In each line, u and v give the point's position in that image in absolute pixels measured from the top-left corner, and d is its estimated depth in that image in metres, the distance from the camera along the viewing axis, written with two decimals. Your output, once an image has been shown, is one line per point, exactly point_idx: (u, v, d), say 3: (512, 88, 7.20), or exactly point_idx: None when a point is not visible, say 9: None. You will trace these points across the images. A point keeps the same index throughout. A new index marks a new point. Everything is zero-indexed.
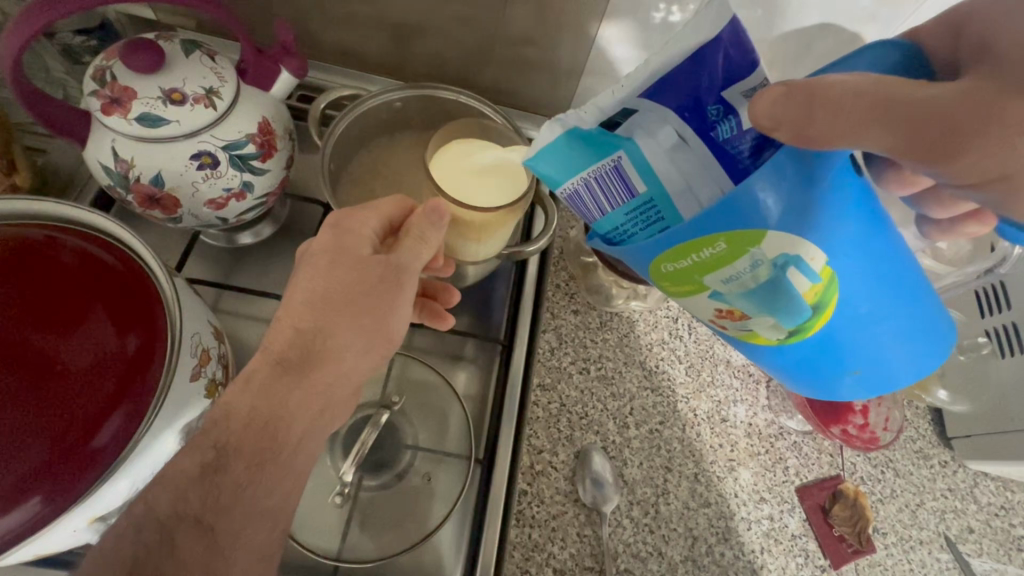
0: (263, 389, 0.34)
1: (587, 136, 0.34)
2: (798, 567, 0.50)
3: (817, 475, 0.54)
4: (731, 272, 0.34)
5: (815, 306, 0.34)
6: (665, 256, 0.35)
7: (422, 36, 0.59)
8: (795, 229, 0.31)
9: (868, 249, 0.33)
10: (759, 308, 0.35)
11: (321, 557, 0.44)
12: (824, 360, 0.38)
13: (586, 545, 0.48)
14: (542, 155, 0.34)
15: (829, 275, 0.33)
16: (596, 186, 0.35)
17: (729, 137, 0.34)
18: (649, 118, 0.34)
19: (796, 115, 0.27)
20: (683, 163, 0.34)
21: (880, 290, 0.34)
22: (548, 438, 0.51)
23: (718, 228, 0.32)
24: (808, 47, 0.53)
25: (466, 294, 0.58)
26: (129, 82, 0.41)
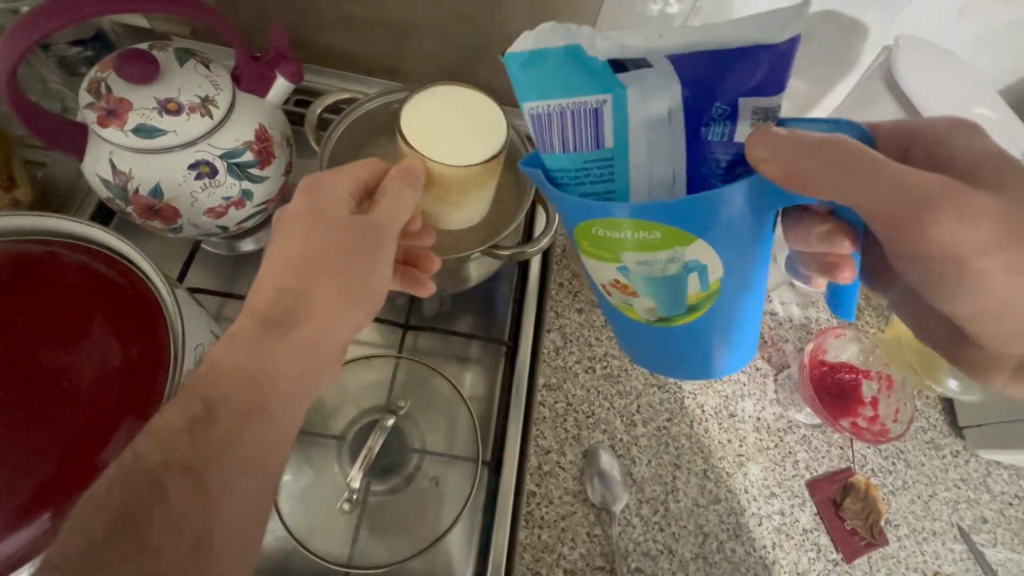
0: (251, 344, 0.33)
1: (585, 61, 0.31)
2: (810, 561, 0.50)
3: (828, 468, 0.53)
4: (650, 258, 0.35)
5: (691, 305, 0.39)
6: (604, 222, 0.34)
7: (418, 37, 0.58)
8: (721, 252, 0.35)
9: (752, 276, 0.39)
10: (652, 292, 0.37)
11: (331, 564, 0.44)
12: (663, 346, 0.44)
13: (596, 544, 0.48)
14: (526, 62, 0.31)
15: (715, 287, 0.38)
16: (571, 120, 0.33)
17: (716, 141, 0.34)
18: (654, 81, 0.32)
19: (793, 154, 0.29)
20: (654, 138, 0.34)
21: (742, 304, 0.41)
22: (557, 439, 0.51)
23: (670, 221, 0.33)
24: (810, 37, 0.52)
25: (469, 295, 0.58)
26: (124, 94, 0.41)
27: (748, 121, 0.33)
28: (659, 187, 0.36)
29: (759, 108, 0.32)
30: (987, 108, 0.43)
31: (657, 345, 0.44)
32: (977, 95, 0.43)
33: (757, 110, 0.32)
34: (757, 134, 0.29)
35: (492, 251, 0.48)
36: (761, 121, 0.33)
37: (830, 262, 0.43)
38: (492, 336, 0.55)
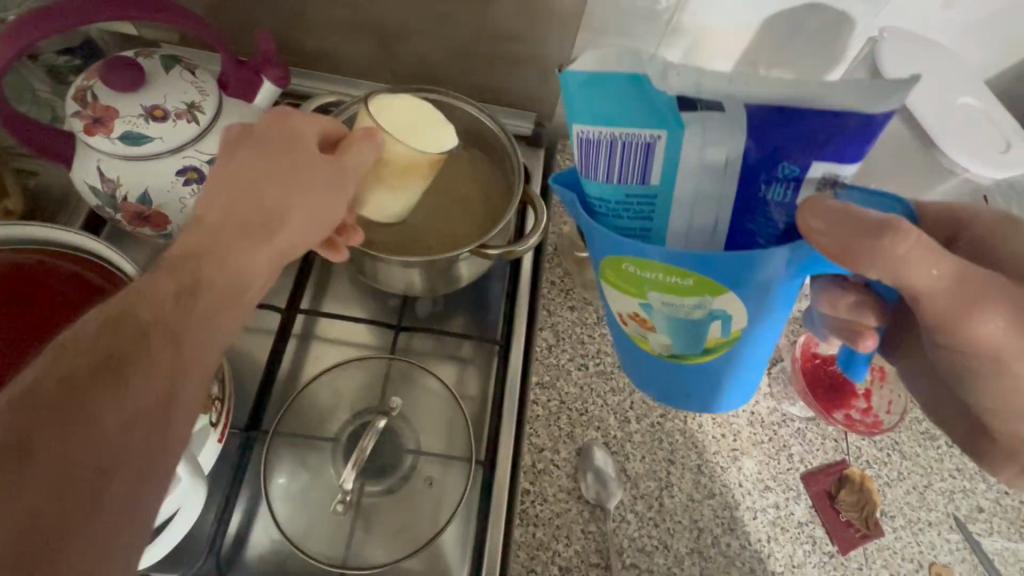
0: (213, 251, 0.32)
1: (649, 94, 0.31)
2: (806, 554, 0.49)
3: (822, 460, 0.53)
4: (677, 300, 0.36)
5: (708, 349, 0.40)
6: (637, 260, 0.35)
7: (405, 38, 0.58)
8: (748, 306, 0.36)
9: (770, 329, 0.39)
10: (671, 330, 0.39)
11: (326, 565, 0.44)
12: (669, 375, 0.44)
13: (591, 541, 0.47)
14: (587, 81, 0.31)
15: (736, 337, 0.39)
16: (619, 149, 0.32)
17: (776, 201, 0.33)
18: (720, 127, 0.31)
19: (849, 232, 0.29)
20: (704, 183, 0.33)
21: (755, 353, 0.41)
22: (550, 436, 0.51)
23: (703, 271, 0.34)
24: (797, 30, 0.53)
25: (461, 296, 0.58)
26: (110, 101, 0.41)
27: (813, 186, 0.32)
28: (698, 233, 0.36)
29: (829, 175, 0.32)
30: (971, 97, 0.42)
31: (666, 384, 0.45)
32: (962, 84, 0.42)
33: (826, 177, 0.32)
34: (811, 203, 0.30)
35: (480, 251, 0.47)
36: (827, 188, 0.32)
37: (856, 330, 0.37)
38: (484, 336, 0.56)
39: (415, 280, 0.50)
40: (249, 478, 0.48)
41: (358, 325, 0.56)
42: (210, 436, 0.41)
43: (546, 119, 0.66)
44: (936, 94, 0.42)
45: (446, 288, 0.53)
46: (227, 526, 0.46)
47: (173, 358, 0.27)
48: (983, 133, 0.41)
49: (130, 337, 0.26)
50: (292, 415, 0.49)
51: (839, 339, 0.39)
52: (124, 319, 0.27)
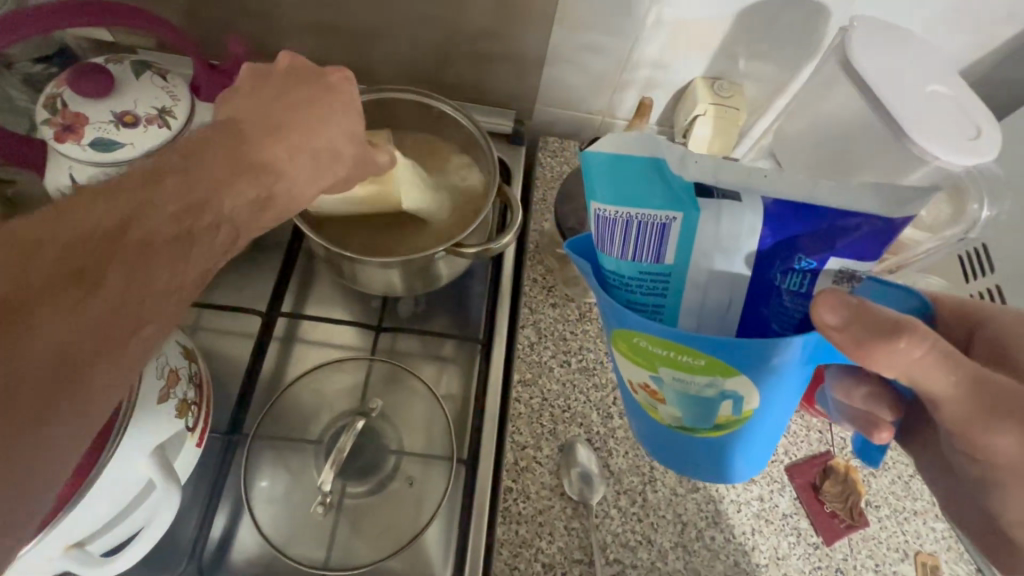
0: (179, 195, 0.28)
1: (669, 178, 0.30)
2: (790, 546, 0.49)
3: (806, 452, 0.53)
4: (689, 378, 0.34)
5: (719, 424, 0.37)
6: (649, 336, 0.32)
7: (382, 39, 0.58)
8: (761, 388, 0.33)
9: (783, 408, 0.37)
10: (681, 405, 0.36)
11: (308, 567, 0.44)
12: (674, 448, 0.42)
13: (574, 538, 0.47)
14: (606, 163, 0.30)
15: (749, 416, 0.36)
16: (635, 229, 0.31)
17: (793, 290, 0.31)
18: (734, 212, 0.30)
19: (865, 333, 0.28)
20: (720, 267, 0.31)
21: (766, 430, 0.39)
22: (532, 434, 0.51)
23: (713, 352, 0.31)
24: (772, 21, 0.53)
25: (443, 296, 0.58)
26: (80, 109, 0.41)
27: (831, 278, 0.30)
28: (711, 314, 0.33)
29: (845, 270, 0.30)
30: (942, 85, 0.42)
31: (672, 456, 0.43)
32: (932, 73, 0.42)
33: (842, 271, 0.30)
34: (826, 294, 0.28)
35: (456, 250, 0.47)
36: (844, 283, 0.31)
37: (876, 421, 0.38)
38: (466, 335, 0.56)
39: (394, 280, 0.50)
40: (231, 482, 0.49)
41: (340, 327, 0.56)
42: (187, 440, 0.41)
43: (526, 117, 0.67)
44: (906, 82, 0.42)
45: (428, 289, 0.53)
46: (209, 532, 0.46)
47: (201, 277, 0.28)
48: (955, 120, 0.41)
49: (205, 225, 0.28)
50: (275, 418, 0.49)
51: (854, 428, 0.39)
52: (204, 203, 0.28)
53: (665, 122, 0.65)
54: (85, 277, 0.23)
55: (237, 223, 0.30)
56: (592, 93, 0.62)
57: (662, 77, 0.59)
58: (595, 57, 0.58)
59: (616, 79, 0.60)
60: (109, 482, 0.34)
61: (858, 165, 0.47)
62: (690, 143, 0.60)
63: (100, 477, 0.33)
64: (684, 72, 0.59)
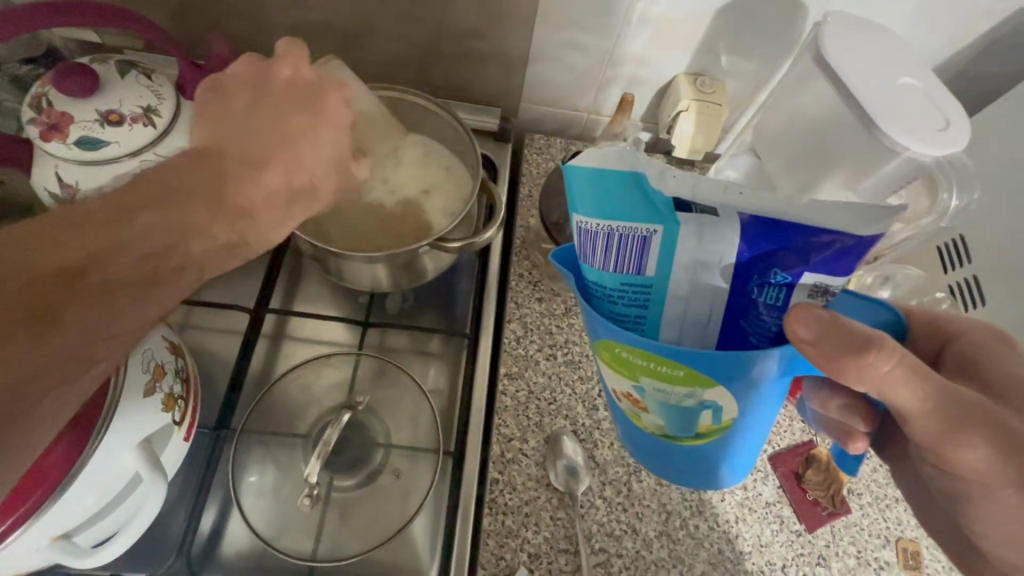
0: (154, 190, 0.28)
1: (652, 193, 0.30)
2: (773, 533, 0.50)
3: (790, 441, 0.54)
4: (670, 389, 0.34)
5: (701, 433, 0.38)
6: (630, 347, 0.33)
7: (368, 38, 0.59)
8: (740, 399, 0.34)
9: (765, 417, 0.37)
10: (664, 414, 0.37)
11: (295, 558, 0.44)
12: (663, 455, 0.42)
13: (560, 528, 0.48)
14: (592, 176, 0.30)
15: (729, 425, 0.37)
16: (617, 242, 0.31)
17: (768, 304, 0.32)
18: (713, 231, 0.30)
19: (837, 347, 0.28)
20: (699, 282, 0.32)
21: (749, 438, 0.39)
22: (518, 426, 0.52)
23: (692, 364, 0.32)
24: (751, 16, 0.54)
25: (431, 291, 0.59)
26: (66, 108, 0.41)
27: (805, 293, 0.31)
28: (692, 325, 0.34)
29: (820, 285, 0.31)
30: (912, 78, 0.43)
31: (657, 462, 0.44)
32: (900, 67, 0.43)
33: (817, 286, 0.31)
34: (799, 310, 0.28)
35: (439, 243, 0.48)
36: (818, 297, 0.31)
37: (852, 431, 0.39)
38: (453, 330, 0.57)
39: (380, 275, 0.51)
40: (218, 480, 0.49)
41: (330, 323, 0.57)
42: (175, 434, 0.41)
43: (512, 115, 0.67)
44: (876, 76, 0.43)
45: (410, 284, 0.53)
46: (198, 526, 0.47)
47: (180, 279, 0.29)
48: (924, 111, 0.42)
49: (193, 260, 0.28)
50: (263, 412, 0.50)
51: (830, 439, 0.40)
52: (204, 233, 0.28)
53: (649, 119, 0.66)
54: (48, 314, 0.23)
55: (212, 262, 0.30)
56: (576, 91, 0.63)
57: (645, 74, 0.60)
58: (579, 56, 0.59)
59: (600, 77, 0.61)
60: (95, 473, 0.34)
61: (835, 156, 0.48)
62: (674, 139, 0.61)
63: (84, 469, 0.34)
64: (667, 69, 0.59)
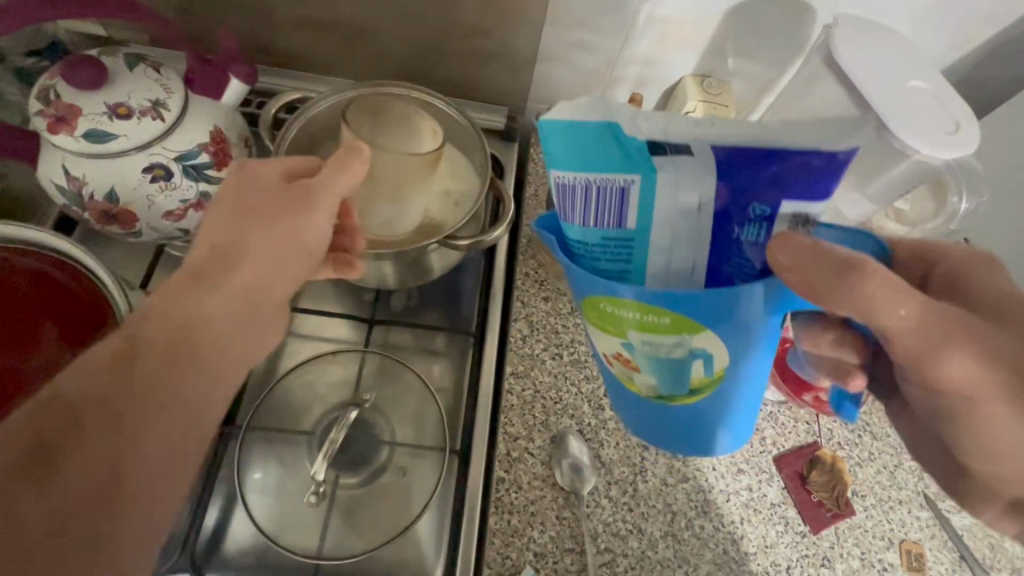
0: (179, 295, 0.31)
1: (624, 138, 0.30)
2: (778, 534, 0.50)
3: (794, 443, 0.54)
4: (657, 341, 0.34)
5: (695, 389, 0.37)
6: (616, 300, 0.33)
7: (375, 35, 0.59)
8: (729, 345, 0.34)
9: (758, 368, 0.37)
10: (654, 371, 0.37)
11: (300, 556, 0.44)
12: (668, 420, 0.42)
13: (565, 528, 0.48)
14: (564, 129, 0.31)
15: (721, 377, 0.37)
16: (596, 194, 0.32)
17: (749, 242, 0.32)
18: (690, 170, 0.30)
19: (819, 270, 0.28)
20: (680, 230, 0.32)
21: (748, 390, 0.39)
22: (524, 426, 0.51)
23: (677, 308, 0.32)
24: (758, 19, 0.54)
25: (435, 289, 0.58)
26: (73, 100, 0.41)
27: (786, 224, 0.31)
28: (677, 279, 0.34)
29: (800, 213, 0.31)
30: (922, 80, 0.44)
31: (656, 428, 0.44)
32: (911, 69, 0.44)
33: (797, 215, 0.31)
34: (782, 239, 0.29)
35: (449, 241, 0.48)
36: (799, 228, 0.31)
37: (846, 368, 0.39)
38: (457, 328, 0.57)
39: (387, 272, 0.51)
40: (223, 477, 0.49)
41: (338, 321, 0.56)
42: None
43: (518, 113, 0.67)
44: (886, 78, 0.43)
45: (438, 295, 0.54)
46: (203, 524, 0.46)
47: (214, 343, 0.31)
48: (933, 113, 0.42)
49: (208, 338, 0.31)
50: (268, 409, 0.50)
51: (827, 376, 0.41)
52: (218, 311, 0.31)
53: None
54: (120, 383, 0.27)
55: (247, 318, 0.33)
56: (582, 90, 0.63)
57: (653, 74, 0.60)
58: (586, 55, 0.59)
59: (607, 77, 0.61)
60: None
61: None
62: None
63: None
64: (675, 70, 0.60)
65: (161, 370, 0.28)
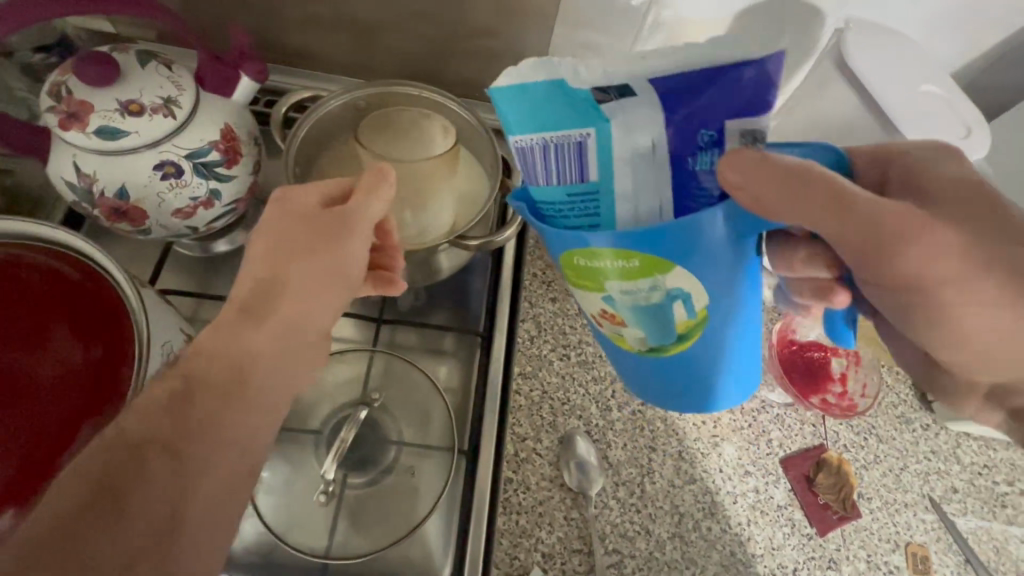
0: (231, 327, 0.31)
1: (571, 92, 0.31)
2: (785, 536, 0.50)
3: (801, 445, 0.54)
4: (633, 287, 0.35)
5: (681, 336, 0.38)
6: (589, 252, 0.34)
7: (384, 34, 0.59)
8: (703, 279, 0.35)
9: (741, 303, 0.38)
10: (638, 322, 0.37)
11: (309, 556, 0.44)
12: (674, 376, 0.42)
13: (573, 528, 0.48)
14: (513, 95, 0.31)
15: (704, 316, 0.37)
16: (555, 153, 0.32)
17: (703, 169, 0.33)
18: (641, 111, 0.31)
19: (765, 184, 0.29)
20: (640, 172, 0.33)
21: (743, 321, 0.40)
22: (532, 426, 0.52)
23: (645, 247, 0.33)
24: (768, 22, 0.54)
25: (443, 288, 0.58)
26: (85, 96, 0.41)
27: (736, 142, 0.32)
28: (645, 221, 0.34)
29: (748, 129, 0.32)
30: (933, 85, 0.44)
31: (653, 385, 0.44)
32: (923, 73, 0.44)
33: (745, 132, 0.32)
34: (732, 157, 0.30)
35: (460, 241, 0.48)
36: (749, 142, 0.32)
37: (825, 285, 0.41)
38: (465, 328, 0.56)
39: None
40: None
41: (346, 321, 0.56)
42: None
43: None
44: (897, 83, 0.43)
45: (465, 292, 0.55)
46: None
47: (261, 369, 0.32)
48: (944, 118, 0.42)
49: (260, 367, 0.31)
50: None
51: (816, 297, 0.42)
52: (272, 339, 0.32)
53: None
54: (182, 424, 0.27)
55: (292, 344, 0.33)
56: None
57: None
58: (595, 57, 0.59)
59: None
60: None
61: None
62: None
63: None
64: None
65: (219, 405, 0.29)
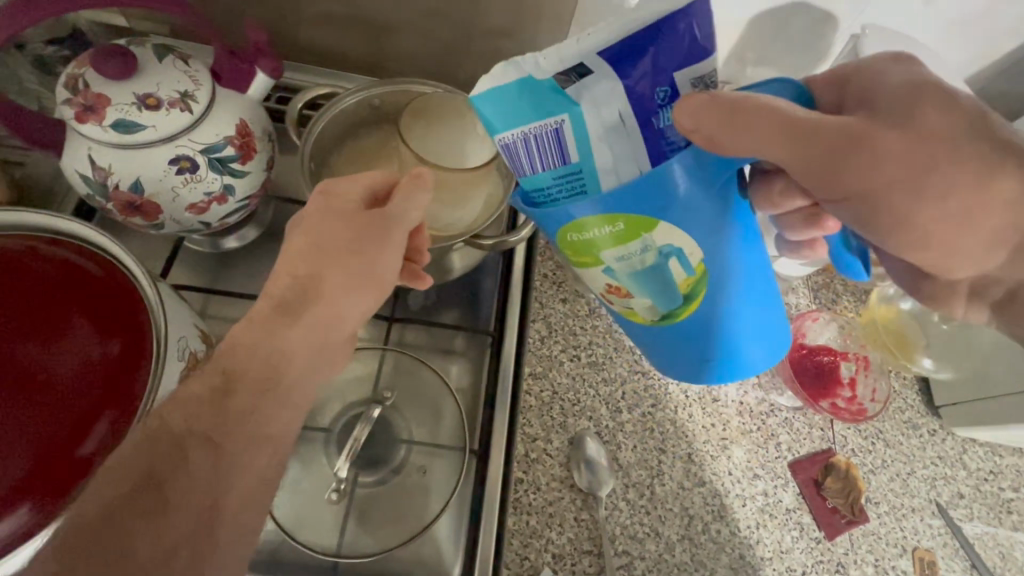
0: (265, 324, 0.31)
1: (534, 84, 0.32)
2: (794, 540, 0.51)
3: (808, 449, 0.54)
4: (625, 252, 0.36)
5: (687, 295, 0.38)
6: (579, 224, 0.35)
7: (398, 32, 0.59)
8: (688, 231, 0.35)
9: (740, 261, 0.39)
10: (641, 288, 0.38)
11: (320, 554, 0.44)
12: (695, 338, 0.41)
13: (584, 529, 0.48)
14: (486, 95, 0.32)
15: (703, 271, 0.37)
16: (534, 144, 0.33)
17: (667, 125, 0.34)
18: (602, 86, 0.32)
19: (714, 121, 0.30)
20: (616, 144, 0.33)
21: (750, 269, 0.39)
22: (543, 426, 0.52)
23: (623, 207, 0.34)
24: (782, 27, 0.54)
25: (454, 288, 0.58)
26: (102, 89, 0.41)
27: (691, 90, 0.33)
28: None
29: (698, 78, 0.33)
30: None
31: (666, 350, 0.44)
32: None
33: (697, 80, 0.33)
34: (685, 102, 0.30)
35: (474, 241, 0.48)
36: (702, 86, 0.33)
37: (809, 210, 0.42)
38: (477, 328, 0.56)
39: None
40: None
41: None
42: None
43: None
44: None
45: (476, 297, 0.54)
46: None
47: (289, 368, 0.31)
48: None
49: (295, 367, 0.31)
50: None
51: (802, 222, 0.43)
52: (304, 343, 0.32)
53: None
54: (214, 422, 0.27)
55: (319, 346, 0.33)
56: None
57: None
58: None
59: None
60: None
61: None
62: None
63: None
64: None
65: (254, 403, 0.29)
